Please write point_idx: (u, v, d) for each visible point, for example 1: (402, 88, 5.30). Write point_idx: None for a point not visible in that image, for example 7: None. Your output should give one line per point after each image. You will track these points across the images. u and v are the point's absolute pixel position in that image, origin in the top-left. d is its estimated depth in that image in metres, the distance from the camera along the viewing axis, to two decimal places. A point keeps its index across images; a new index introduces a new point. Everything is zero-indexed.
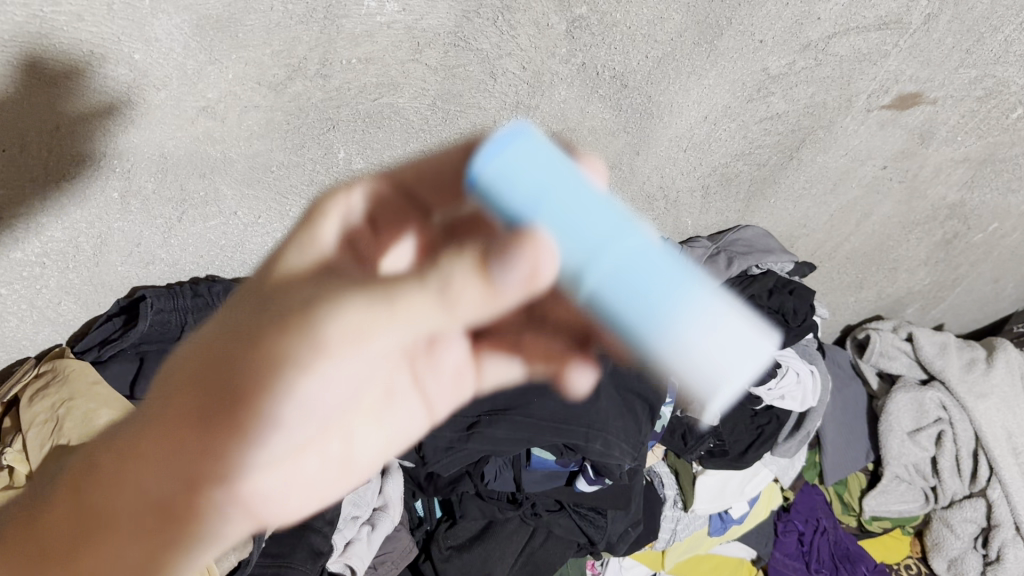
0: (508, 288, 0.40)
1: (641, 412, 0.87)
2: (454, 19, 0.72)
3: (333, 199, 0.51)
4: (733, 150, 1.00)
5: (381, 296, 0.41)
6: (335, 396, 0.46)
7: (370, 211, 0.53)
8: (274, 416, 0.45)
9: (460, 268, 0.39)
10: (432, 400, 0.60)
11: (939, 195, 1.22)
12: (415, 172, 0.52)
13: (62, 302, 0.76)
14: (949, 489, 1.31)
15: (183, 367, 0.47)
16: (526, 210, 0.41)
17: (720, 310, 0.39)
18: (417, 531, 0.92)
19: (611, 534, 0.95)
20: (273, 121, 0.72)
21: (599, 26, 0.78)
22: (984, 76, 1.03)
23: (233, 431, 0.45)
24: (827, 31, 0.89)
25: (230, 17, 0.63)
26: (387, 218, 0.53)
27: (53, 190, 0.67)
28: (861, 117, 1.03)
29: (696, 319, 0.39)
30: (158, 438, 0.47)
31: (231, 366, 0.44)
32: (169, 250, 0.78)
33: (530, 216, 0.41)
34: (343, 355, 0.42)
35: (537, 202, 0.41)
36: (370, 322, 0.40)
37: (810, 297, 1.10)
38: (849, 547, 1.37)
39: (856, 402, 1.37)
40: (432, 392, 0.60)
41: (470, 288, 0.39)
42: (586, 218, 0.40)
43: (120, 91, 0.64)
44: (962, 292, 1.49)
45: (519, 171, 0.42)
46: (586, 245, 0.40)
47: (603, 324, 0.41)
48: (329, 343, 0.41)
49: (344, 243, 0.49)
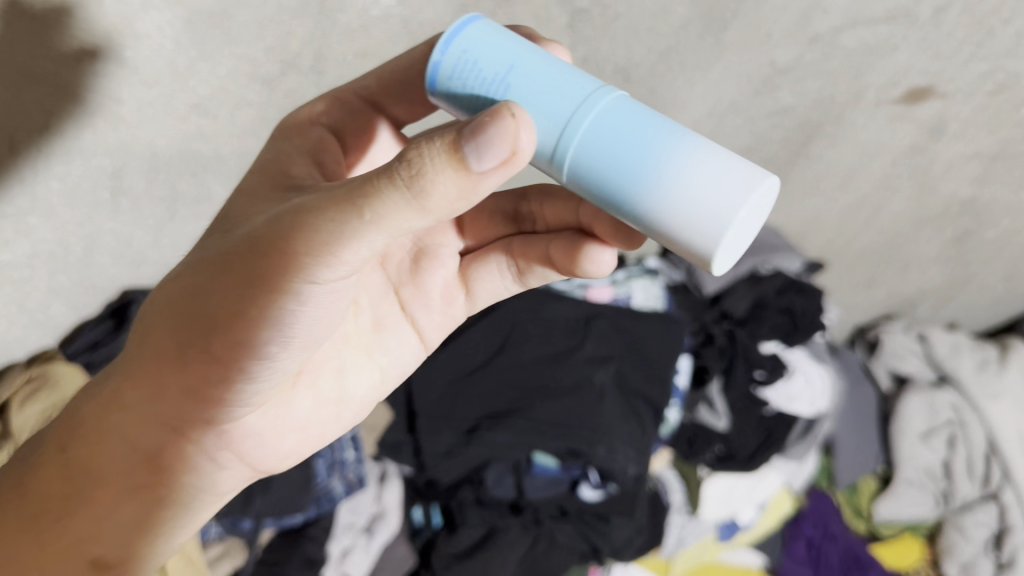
0: (482, 170, 0.37)
1: (647, 416, 0.85)
2: (451, 12, 0.69)
3: (299, 119, 0.57)
4: (739, 146, 0.98)
5: (348, 207, 0.39)
6: (310, 317, 0.47)
7: (337, 121, 0.58)
8: (251, 347, 0.48)
9: (432, 154, 0.37)
10: (422, 328, 0.64)
11: (951, 192, 1.19)
12: (379, 86, 0.58)
13: (52, 304, 0.74)
14: (962, 493, 1.28)
15: (162, 302, 0.51)
16: (492, 84, 0.44)
17: (707, 154, 0.43)
18: (416, 538, 0.88)
19: (616, 541, 0.92)
20: (266, 118, 0.70)
21: (601, 19, 0.76)
22: (996, 69, 0.99)
23: (214, 365, 0.50)
24: (836, 24, 0.87)
25: (223, 12, 0.60)
26: (355, 127, 0.59)
27: (42, 191, 0.66)
28: (869, 112, 1.01)
29: (689, 163, 0.42)
30: (140, 383, 0.53)
31: (205, 297, 0.48)
32: (160, 250, 0.76)
33: (499, 91, 0.44)
34: (317, 268, 0.42)
35: (501, 83, 0.44)
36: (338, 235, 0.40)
37: (818, 297, 1.07)
38: (859, 553, 1.29)
39: (866, 404, 1.33)
40: (420, 322, 0.63)
41: (446, 176, 0.37)
42: (552, 97, 0.44)
43: (109, 89, 0.62)
44: (973, 291, 1.46)
45: (479, 66, 0.45)
46: (560, 121, 0.43)
47: (583, 180, 0.44)
48: (301, 258, 0.42)
49: (309, 163, 0.54)
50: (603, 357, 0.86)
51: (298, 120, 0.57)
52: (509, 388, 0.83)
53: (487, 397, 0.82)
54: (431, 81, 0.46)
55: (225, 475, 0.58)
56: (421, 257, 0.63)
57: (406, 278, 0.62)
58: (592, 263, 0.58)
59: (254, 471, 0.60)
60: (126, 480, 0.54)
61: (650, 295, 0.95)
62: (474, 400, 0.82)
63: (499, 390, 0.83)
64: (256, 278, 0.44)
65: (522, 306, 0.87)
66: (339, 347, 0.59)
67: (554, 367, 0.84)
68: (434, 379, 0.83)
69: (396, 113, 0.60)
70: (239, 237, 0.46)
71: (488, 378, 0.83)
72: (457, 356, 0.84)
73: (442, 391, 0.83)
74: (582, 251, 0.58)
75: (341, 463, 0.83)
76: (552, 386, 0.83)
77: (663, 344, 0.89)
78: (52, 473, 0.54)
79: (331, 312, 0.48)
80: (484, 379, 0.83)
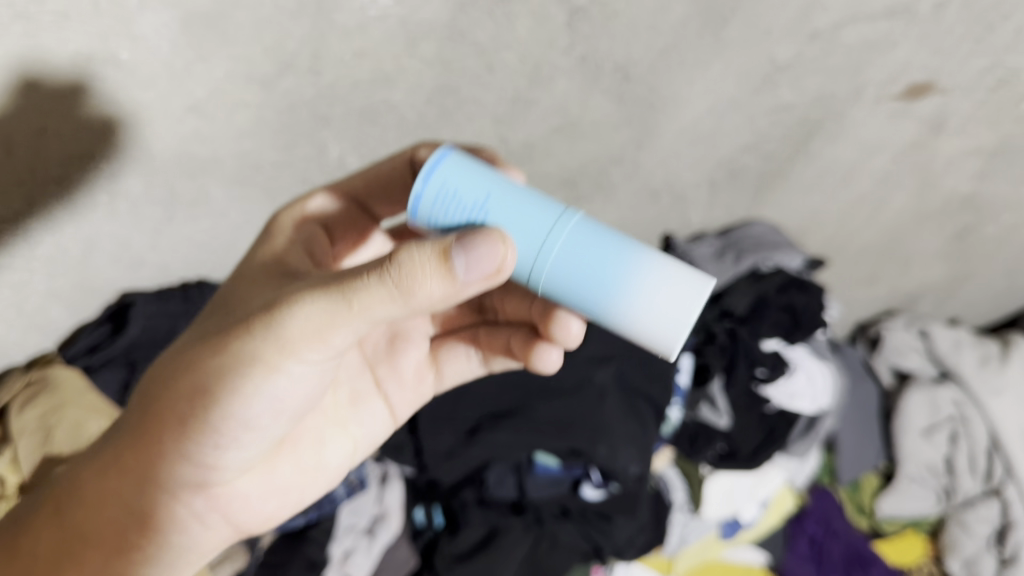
0: (463, 279, 0.43)
1: (649, 415, 0.84)
2: (449, 11, 0.68)
3: (290, 209, 0.64)
4: (740, 143, 0.97)
5: (340, 297, 0.44)
6: (300, 390, 0.52)
7: (329, 218, 0.65)
8: (246, 416, 0.52)
9: (421, 258, 0.42)
10: (393, 404, 0.71)
11: (952, 187, 1.19)
12: (365, 187, 0.65)
13: (51, 308, 0.74)
14: (964, 488, 1.28)
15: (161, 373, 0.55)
16: (470, 214, 0.48)
17: (665, 266, 0.48)
18: (418, 539, 0.87)
19: (618, 540, 0.92)
20: (263, 120, 0.70)
21: (601, 18, 0.75)
22: (997, 65, 0.99)
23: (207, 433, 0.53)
24: (836, 20, 0.86)
25: (218, 13, 0.60)
26: (346, 223, 0.65)
27: (39, 194, 0.66)
28: (870, 108, 1.00)
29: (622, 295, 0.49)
30: (138, 450, 0.55)
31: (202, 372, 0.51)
32: (158, 252, 0.76)
33: (477, 220, 0.48)
34: (308, 349, 0.47)
35: (479, 212, 0.48)
36: (330, 322, 0.45)
37: (820, 294, 1.07)
38: (863, 550, 1.28)
39: (868, 400, 1.33)
40: (392, 398, 0.71)
41: (432, 278, 0.43)
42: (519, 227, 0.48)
43: (106, 92, 0.62)
44: (975, 286, 1.46)
45: (456, 201, 0.49)
46: (535, 245, 0.47)
47: (558, 297, 0.49)
48: (293, 343, 0.47)
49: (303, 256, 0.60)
50: (604, 356, 0.85)
51: (290, 220, 0.64)
52: (510, 388, 0.83)
53: (488, 398, 0.83)
54: (412, 212, 0.49)
55: (210, 534, 0.61)
56: (396, 339, 0.71)
57: (382, 357, 0.70)
58: (541, 360, 0.66)
59: (236, 532, 0.64)
60: (119, 544, 0.56)
61: None
62: (475, 401, 0.82)
63: (499, 390, 0.83)
64: (250, 356, 0.49)
65: None
66: (320, 418, 0.65)
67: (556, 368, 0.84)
68: None
69: (380, 213, 0.67)
70: (236, 317, 0.51)
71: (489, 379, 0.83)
72: None
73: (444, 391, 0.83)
74: (533, 350, 0.66)
75: None
76: (552, 387, 0.83)
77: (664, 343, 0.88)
78: (52, 533, 0.56)
79: (316, 387, 0.53)
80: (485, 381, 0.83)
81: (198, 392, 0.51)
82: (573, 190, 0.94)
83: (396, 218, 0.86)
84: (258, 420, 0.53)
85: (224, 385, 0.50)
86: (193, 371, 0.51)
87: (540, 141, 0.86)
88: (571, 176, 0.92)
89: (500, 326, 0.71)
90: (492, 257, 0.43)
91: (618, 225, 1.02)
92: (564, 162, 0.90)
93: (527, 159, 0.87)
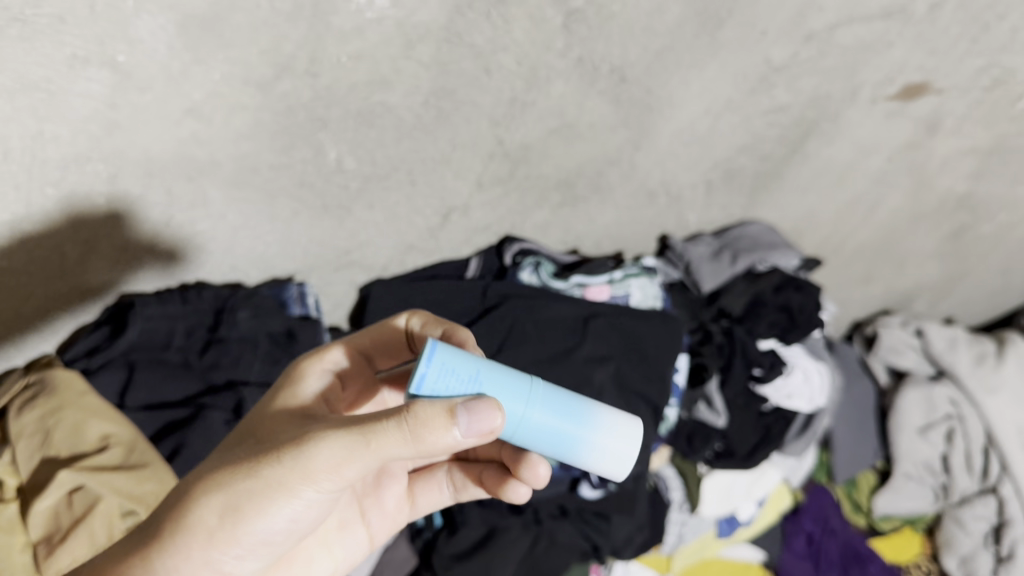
0: (462, 439, 0.47)
1: (646, 415, 0.85)
2: (446, 14, 0.69)
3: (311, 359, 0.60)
4: (736, 144, 0.98)
5: (359, 437, 0.47)
6: (308, 515, 0.52)
7: (343, 370, 0.62)
8: (259, 537, 0.51)
9: (433, 411, 0.47)
10: (373, 531, 0.70)
11: (948, 186, 1.20)
12: (371, 343, 0.64)
13: (49, 311, 0.74)
14: (960, 487, 1.28)
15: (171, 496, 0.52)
16: (471, 384, 0.50)
17: (614, 420, 0.55)
18: (417, 540, 0.90)
19: (616, 539, 0.93)
20: (260, 122, 0.70)
21: (597, 19, 0.76)
22: (991, 65, 1.00)
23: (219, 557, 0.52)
24: (830, 21, 0.87)
25: (215, 16, 0.61)
26: (357, 375, 0.63)
27: (37, 197, 0.66)
28: (866, 108, 1.01)
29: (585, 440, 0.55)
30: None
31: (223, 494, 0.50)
32: (156, 254, 0.76)
33: (475, 392, 0.50)
34: (325, 480, 0.49)
35: (475, 385, 0.50)
36: (350, 458, 0.48)
37: (817, 294, 1.07)
38: (860, 548, 1.30)
39: (864, 399, 1.35)
40: (374, 525, 0.69)
41: (442, 429, 0.46)
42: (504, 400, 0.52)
43: (104, 94, 0.62)
44: (970, 285, 1.47)
45: (453, 377, 0.50)
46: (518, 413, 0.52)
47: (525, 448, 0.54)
48: (315, 471, 0.49)
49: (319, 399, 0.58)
50: (601, 356, 0.85)
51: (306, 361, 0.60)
52: None
53: None
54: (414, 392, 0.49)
55: None
56: (382, 475, 0.70)
57: (369, 489, 0.69)
58: (512, 494, 0.66)
59: None
60: None
61: (648, 294, 0.94)
62: None
63: None
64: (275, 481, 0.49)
65: (520, 306, 0.87)
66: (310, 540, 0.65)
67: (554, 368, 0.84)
68: None
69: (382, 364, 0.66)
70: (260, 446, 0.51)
71: None
72: None
73: None
74: (505, 486, 0.67)
75: None
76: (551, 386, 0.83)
77: (661, 342, 0.88)
78: None
79: (319, 513, 0.54)
80: None
81: (219, 516, 0.50)
82: (570, 191, 0.94)
83: (393, 220, 0.86)
84: (273, 541, 0.53)
85: (248, 509, 0.50)
86: (216, 493, 0.50)
87: (537, 142, 0.86)
88: (569, 178, 0.92)
89: (471, 463, 0.72)
90: (489, 421, 0.47)
91: (615, 226, 1.02)
92: (561, 163, 0.90)
93: (524, 160, 0.87)
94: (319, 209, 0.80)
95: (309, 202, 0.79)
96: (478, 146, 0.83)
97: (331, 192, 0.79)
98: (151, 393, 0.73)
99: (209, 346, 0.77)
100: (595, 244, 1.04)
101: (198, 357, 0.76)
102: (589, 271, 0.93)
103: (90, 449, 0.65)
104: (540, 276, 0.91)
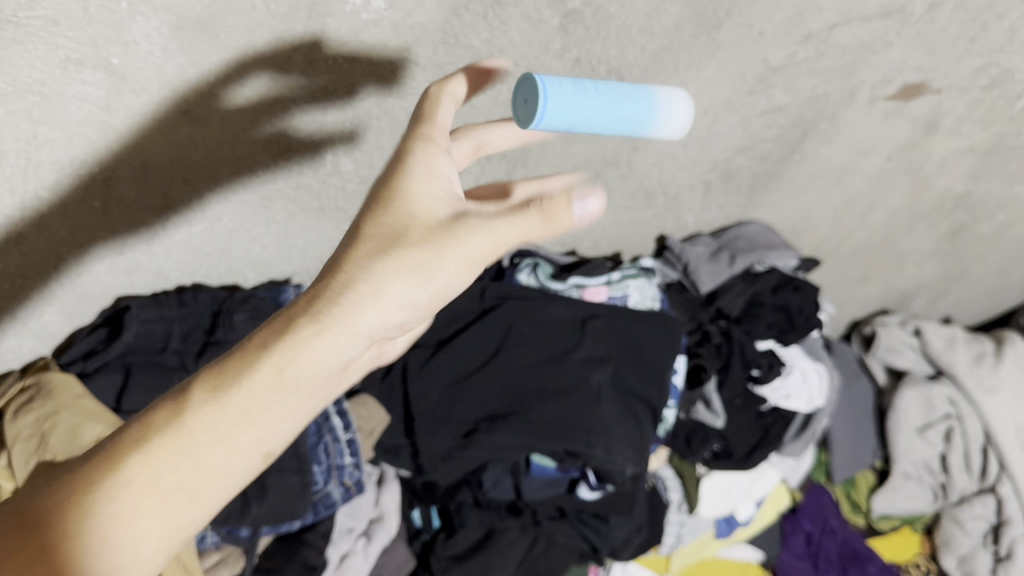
0: (578, 222, 0.52)
1: (645, 417, 0.83)
2: (443, 15, 0.69)
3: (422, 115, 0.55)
4: (734, 145, 0.98)
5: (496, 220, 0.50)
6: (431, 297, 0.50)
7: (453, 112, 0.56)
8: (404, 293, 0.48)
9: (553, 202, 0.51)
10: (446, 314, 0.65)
11: (946, 186, 1.20)
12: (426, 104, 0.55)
13: (46, 314, 0.74)
14: (959, 486, 1.28)
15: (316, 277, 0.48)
16: (577, 89, 0.53)
17: (676, 99, 0.58)
18: (415, 542, 0.89)
19: (614, 540, 0.93)
20: (257, 124, 0.69)
21: (594, 20, 0.76)
22: (990, 64, 1.00)
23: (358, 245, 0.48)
24: (829, 21, 0.87)
25: (210, 18, 0.61)
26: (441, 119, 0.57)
27: (32, 200, 0.65)
28: (864, 109, 1.01)
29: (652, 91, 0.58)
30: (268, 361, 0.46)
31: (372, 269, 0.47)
32: (153, 257, 0.75)
33: (574, 122, 0.53)
34: (460, 259, 0.50)
35: (573, 116, 0.53)
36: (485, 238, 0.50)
37: (815, 294, 1.07)
38: (858, 548, 1.32)
39: (863, 398, 1.35)
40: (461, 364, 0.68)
41: (560, 209, 0.51)
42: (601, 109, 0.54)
43: (99, 97, 0.62)
44: (968, 284, 1.47)
45: (563, 85, 0.53)
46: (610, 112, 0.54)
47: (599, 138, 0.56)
48: (457, 240, 0.49)
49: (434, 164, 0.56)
50: (599, 358, 0.84)
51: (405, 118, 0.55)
52: (505, 391, 0.82)
53: (484, 399, 0.82)
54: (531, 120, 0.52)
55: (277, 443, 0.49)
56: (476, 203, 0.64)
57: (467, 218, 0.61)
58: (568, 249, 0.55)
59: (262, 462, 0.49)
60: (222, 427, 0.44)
61: (646, 295, 0.93)
62: (471, 403, 0.82)
63: (494, 393, 0.82)
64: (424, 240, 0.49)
65: (517, 308, 0.86)
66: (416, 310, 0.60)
67: (552, 369, 0.83)
68: (431, 384, 0.83)
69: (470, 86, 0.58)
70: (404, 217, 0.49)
71: (485, 381, 0.82)
72: (452, 359, 0.84)
73: (439, 394, 0.83)
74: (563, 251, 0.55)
75: (339, 467, 0.75)
76: (549, 388, 0.81)
77: (660, 344, 0.87)
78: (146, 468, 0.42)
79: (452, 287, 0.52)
80: (482, 383, 0.82)
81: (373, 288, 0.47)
82: None
83: None
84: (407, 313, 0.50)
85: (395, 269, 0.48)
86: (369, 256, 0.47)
87: (535, 144, 0.86)
88: None
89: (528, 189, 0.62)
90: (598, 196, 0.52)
91: (613, 227, 1.02)
92: (558, 164, 0.90)
93: (521, 162, 0.87)
94: (317, 211, 0.80)
95: (306, 204, 0.79)
96: (475, 148, 0.83)
97: (328, 194, 0.79)
98: (147, 397, 0.71)
99: (206, 348, 0.74)
100: (593, 245, 1.04)
101: (194, 362, 0.74)
102: (587, 273, 0.92)
103: (87, 452, 0.62)
104: (538, 278, 0.91)
